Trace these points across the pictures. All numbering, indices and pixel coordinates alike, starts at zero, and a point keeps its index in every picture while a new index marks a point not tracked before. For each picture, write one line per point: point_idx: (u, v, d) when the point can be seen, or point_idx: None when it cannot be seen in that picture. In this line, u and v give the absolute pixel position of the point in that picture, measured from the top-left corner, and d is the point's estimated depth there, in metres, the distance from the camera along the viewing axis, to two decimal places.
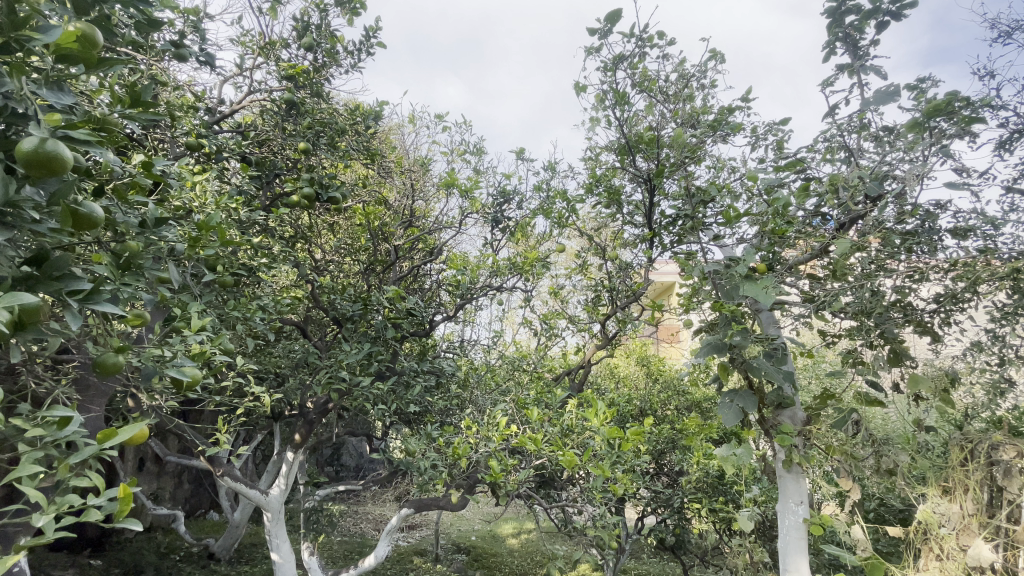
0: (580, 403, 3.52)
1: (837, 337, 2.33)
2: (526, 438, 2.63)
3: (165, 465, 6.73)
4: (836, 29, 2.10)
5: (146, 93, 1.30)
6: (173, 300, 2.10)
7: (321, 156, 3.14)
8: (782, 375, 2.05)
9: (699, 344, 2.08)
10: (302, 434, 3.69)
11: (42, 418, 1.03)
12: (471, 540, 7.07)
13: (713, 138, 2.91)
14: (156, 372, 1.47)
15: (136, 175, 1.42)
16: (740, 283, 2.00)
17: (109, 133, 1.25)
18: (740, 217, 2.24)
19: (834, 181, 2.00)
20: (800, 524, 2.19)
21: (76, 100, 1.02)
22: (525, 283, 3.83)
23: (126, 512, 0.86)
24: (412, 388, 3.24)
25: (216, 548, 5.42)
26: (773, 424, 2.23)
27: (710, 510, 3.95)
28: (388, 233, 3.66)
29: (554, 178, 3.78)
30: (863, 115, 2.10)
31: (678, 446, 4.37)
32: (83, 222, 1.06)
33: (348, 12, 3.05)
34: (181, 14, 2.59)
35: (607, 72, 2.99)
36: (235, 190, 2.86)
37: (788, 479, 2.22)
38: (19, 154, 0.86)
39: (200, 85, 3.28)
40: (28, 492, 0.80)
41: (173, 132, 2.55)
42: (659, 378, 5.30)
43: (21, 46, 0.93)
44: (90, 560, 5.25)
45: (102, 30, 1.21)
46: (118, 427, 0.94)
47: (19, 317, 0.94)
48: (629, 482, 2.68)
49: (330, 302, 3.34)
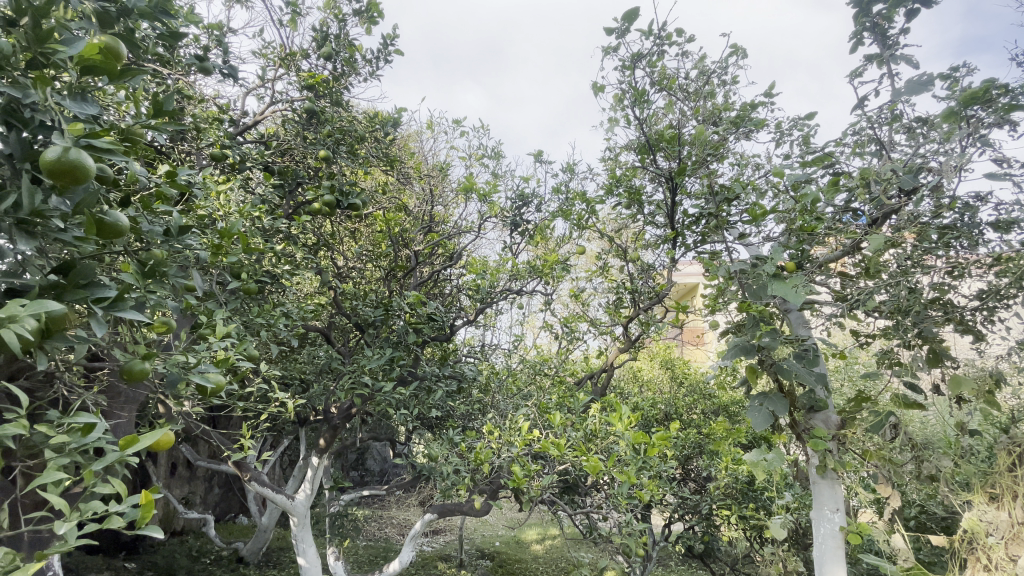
0: (603, 407, 3.45)
1: (871, 338, 2.24)
2: (549, 444, 2.57)
3: (196, 470, 6.88)
4: (864, 19, 2.02)
5: (170, 103, 1.31)
6: (200, 308, 2.15)
7: (342, 163, 3.16)
8: (815, 377, 1.95)
9: (726, 347, 2.02)
10: (326, 439, 3.71)
11: (69, 424, 1.03)
12: (495, 547, 7.03)
13: (736, 135, 2.84)
14: (181, 379, 1.48)
15: (163, 185, 1.45)
16: (768, 282, 1.94)
17: (133, 144, 1.26)
18: (765, 215, 2.18)
19: (866, 175, 1.91)
20: (837, 532, 2.09)
21: (99, 111, 1.02)
22: (546, 287, 3.78)
23: (149, 519, 0.86)
24: (433, 392, 3.30)
25: (245, 551, 5.52)
26: (806, 428, 2.13)
27: (740, 518, 3.84)
28: (408, 238, 3.67)
29: (573, 180, 3.72)
30: (894, 106, 2.02)
31: (706, 451, 4.31)
32: (108, 231, 1.05)
33: (365, 21, 3.07)
34: (205, 29, 2.67)
35: (625, 71, 2.93)
36: (258, 200, 2.90)
37: (822, 485, 2.12)
38: (42, 164, 0.86)
39: (224, 98, 3.34)
40: (52, 498, 0.80)
41: (199, 144, 2.61)
42: (684, 382, 5.18)
43: (47, 60, 0.96)
44: (125, 563, 5.41)
45: (127, 45, 1.24)
46: (141, 432, 0.93)
47: (46, 325, 0.93)
48: (655, 490, 2.62)
49: (352, 307, 3.38)
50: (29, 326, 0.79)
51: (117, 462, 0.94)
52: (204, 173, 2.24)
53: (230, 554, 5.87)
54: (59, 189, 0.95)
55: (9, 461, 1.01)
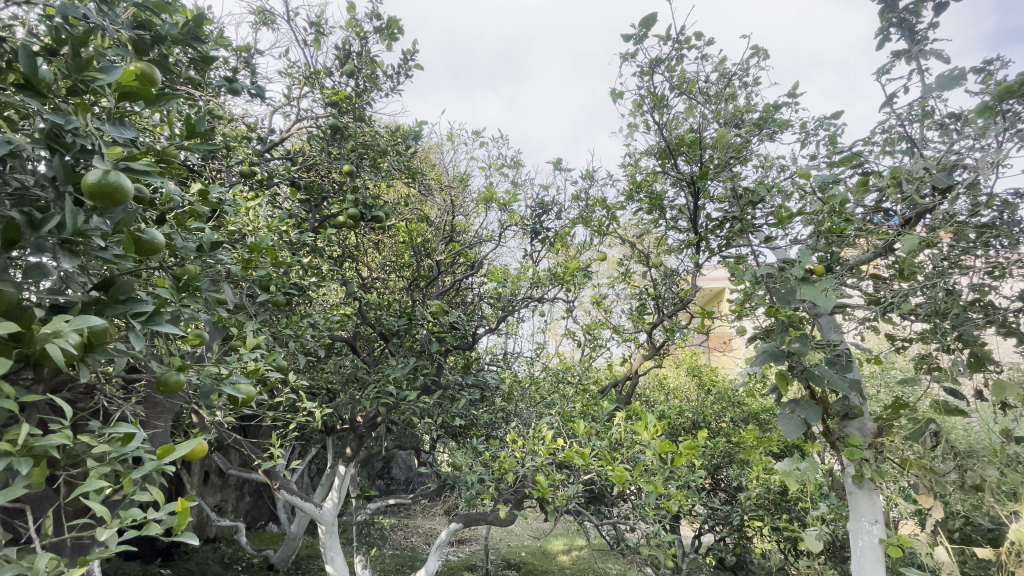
0: (628, 416, 3.41)
1: (907, 341, 2.16)
2: (573, 453, 2.55)
3: (228, 478, 7.05)
4: (890, 15, 1.97)
5: (202, 125, 1.37)
6: (231, 320, 2.21)
7: (365, 177, 3.22)
8: (849, 383, 1.89)
9: (755, 353, 1.98)
10: (352, 448, 3.76)
11: (109, 435, 1.07)
12: (522, 557, 6.98)
13: (759, 137, 2.79)
14: (214, 390, 1.53)
15: (196, 203, 1.52)
16: (797, 286, 1.89)
17: (168, 164, 1.33)
18: (792, 217, 2.13)
19: (897, 174, 1.86)
20: (876, 545, 2.01)
21: (136, 134, 1.08)
22: (567, 294, 3.77)
23: (184, 526, 0.89)
24: (457, 401, 3.32)
25: (275, 559, 5.60)
26: (840, 437, 2.07)
27: (773, 529, 3.73)
28: (430, 248, 3.73)
29: (593, 187, 3.71)
30: (925, 102, 1.96)
31: (735, 460, 4.20)
32: (145, 248, 1.10)
33: (386, 38, 3.15)
34: (234, 52, 2.77)
35: (644, 77, 2.93)
36: (286, 214, 2.98)
37: (859, 495, 2.04)
38: (85, 186, 0.91)
39: (252, 116, 3.47)
40: (95, 506, 0.84)
41: (229, 162, 2.71)
42: (711, 390, 5.08)
43: (88, 87, 1.01)
44: (161, 569, 5.56)
45: (162, 70, 1.30)
46: (178, 442, 0.97)
47: (88, 340, 0.97)
48: (684, 500, 2.56)
49: (377, 317, 3.44)
50: (72, 341, 0.83)
51: (155, 471, 0.97)
52: (234, 190, 2.32)
53: (260, 561, 5.97)
54: (100, 210, 1.00)
55: (53, 470, 1.06)
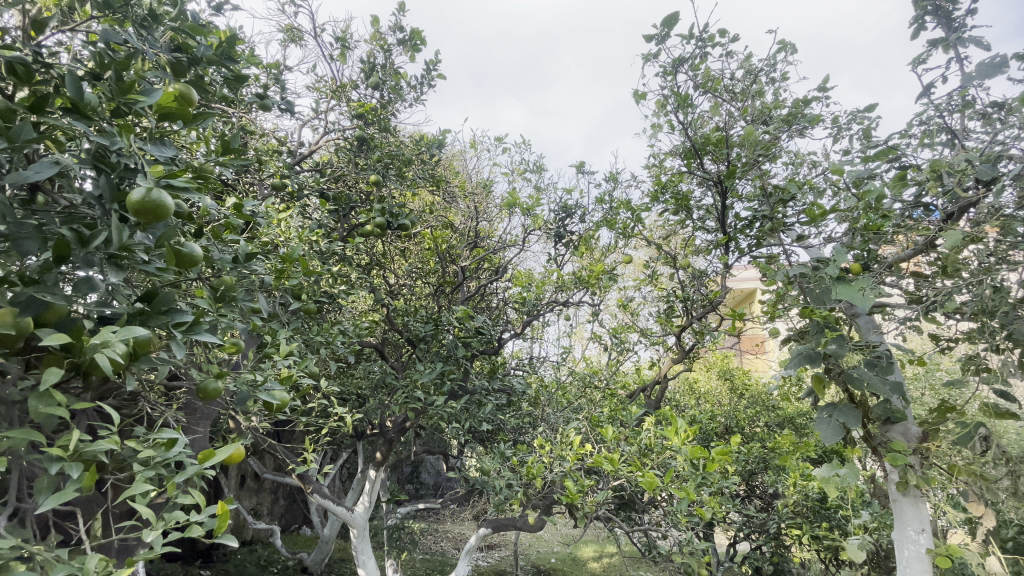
0: (658, 420, 3.35)
1: (953, 342, 2.06)
2: (602, 458, 2.52)
3: (263, 482, 7.25)
4: (924, 3, 1.90)
5: (237, 141, 1.42)
6: (266, 328, 2.28)
7: (392, 186, 3.28)
8: (890, 386, 1.82)
9: (788, 355, 1.92)
10: (382, 452, 3.82)
11: (153, 440, 1.12)
12: (551, 563, 6.94)
13: (789, 133, 2.73)
14: (250, 396, 1.58)
15: (232, 216, 1.58)
16: (831, 285, 1.83)
17: (205, 180, 1.38)
18: (825, 215, 2.07)
19: (937, 167, 1.78)
20: (924, 555, 1.92)
21: (175, 152, 1.13)
22: (592, 297, 3.74)
23: (224, 528, 0.93)
24: (484, 406, 3.33)
25: (309, 562, 5.71)
26: (882, 442, 1.99)
27: (813, 538, 3.60)
28: (455, 254, 3.76)
29: (617, 189, 3.69)
30: (965, 92, 1.88)
31: (771, 466, 4.08)
32: (185, 261, 1.15)
33: (409, 49, 3.21)
34: (264, 69, 2.88)
35: (667, 77, 2.91)
36: (316, 224, 3.06)
37: (904, 503, 1.96)
38: (130, 204, 0.96)
39: (283, 131, 3.59)
40: (141, 509, 0.88)
41: (261, 175, 2.81)
42: (744, 394, 4.95)
43: (130, 109, 1.07)
44: (201, 570, 5.75)
45: (199, 90, 1.36)
46: (217, 447, 1.01)
47: (133, 349, 1.02)
48: (717, 507, 2.50)
49: (404, 323, 3.50)
50: (118, 351, 0.87)
51: (197, 475, 1.01)
52: (267, 202, 2.40)
53: (295, 564, 6.10)
54: (143, 226, 1.05)
55: (103, 474, 1.11)
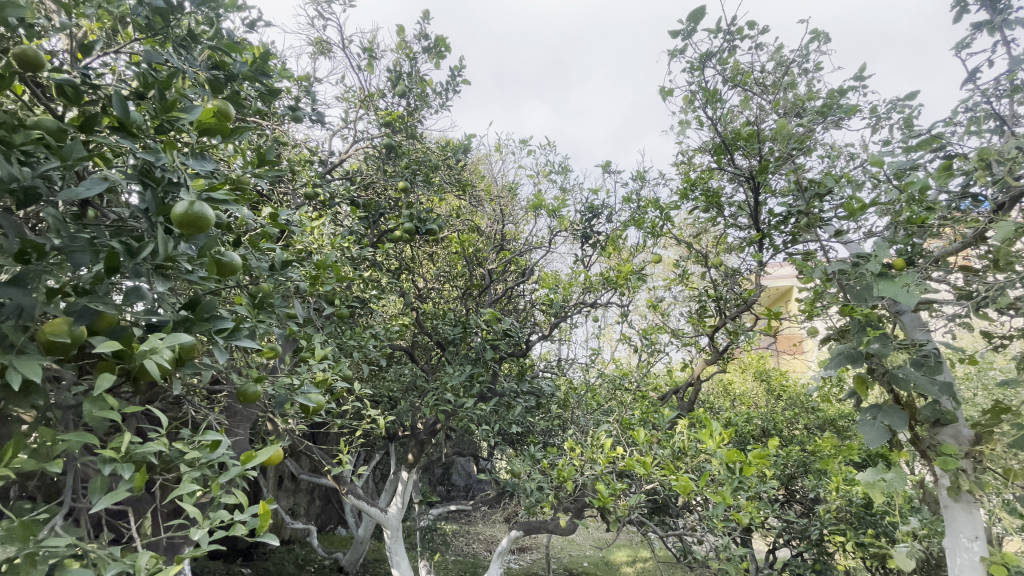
0: (691, 422, 3.28)
1: (1007, 339, 1.96)
2: (634, 461, 2.48)
3: (300, 483, 7.44)
4: None
5: (272, 153, 1.48)
6: (301, 332, 2.36)
7: (419, 192, 3.33)
8: (939, 387, 1.73)
9: (828, 355, 1.85)
10: (414, 454, 3.87)
11: (198, 441, 1.17)
12: (584, 567, 6.87)
13: (823, 125, 2.64)
14: (288, 399, 1.63)
15: (268, 225, 1.64)
16: (873, 281, 1.76)
17: (242, 191, 1.44)
18: (865, 208, 1.99)
19: (985, 155, 1.69)
20: (979, 565, 1.82)
21: (214, 166, 1.19)
22: (621, 298, 3.70)
23: (265, 527, 0.96)
24: (513, 408, 3.34)
25: (345, 562, 5.83)
26: (931, 445, 1.89)
27: (857, 546, 3.45)
28: (482, 257, 3.79)
29: (644, 188, 3.64)
30: (1014, 75, 1.78)
31: (811, 470, 3.93)
32: (225, 270, 1.21)
33: (434, 57, 3.26)
34: (296, 82, 2.97)
35: (694, 72, 2.86)
36: (347, 231, 3.14)
37: (956, 509, 1.86)
38: (174, 216, 1.01)
39: (314, 141, 3.69)
40: (188, 508, 0.92)
41: (295, 185, 2.90)
42: (781, 396, 4.79)
43: (173, 126, 1.13)
44: (242, 568, 5.94)
45: (237, 105, 1.42)
46: (257, 449, 1.05)
47: (178, 354, 1.07)
48: (755, 512, 2.43)
49: (434, 326, 3.54)
50: (165, 355, 0.92)
51: (239, 476, 1.05)
52: (301, 211, 2.48)
53: (331, 564, 6.24)
54: (187, 238, 1.10)
55: (153, 474, 1.17)
